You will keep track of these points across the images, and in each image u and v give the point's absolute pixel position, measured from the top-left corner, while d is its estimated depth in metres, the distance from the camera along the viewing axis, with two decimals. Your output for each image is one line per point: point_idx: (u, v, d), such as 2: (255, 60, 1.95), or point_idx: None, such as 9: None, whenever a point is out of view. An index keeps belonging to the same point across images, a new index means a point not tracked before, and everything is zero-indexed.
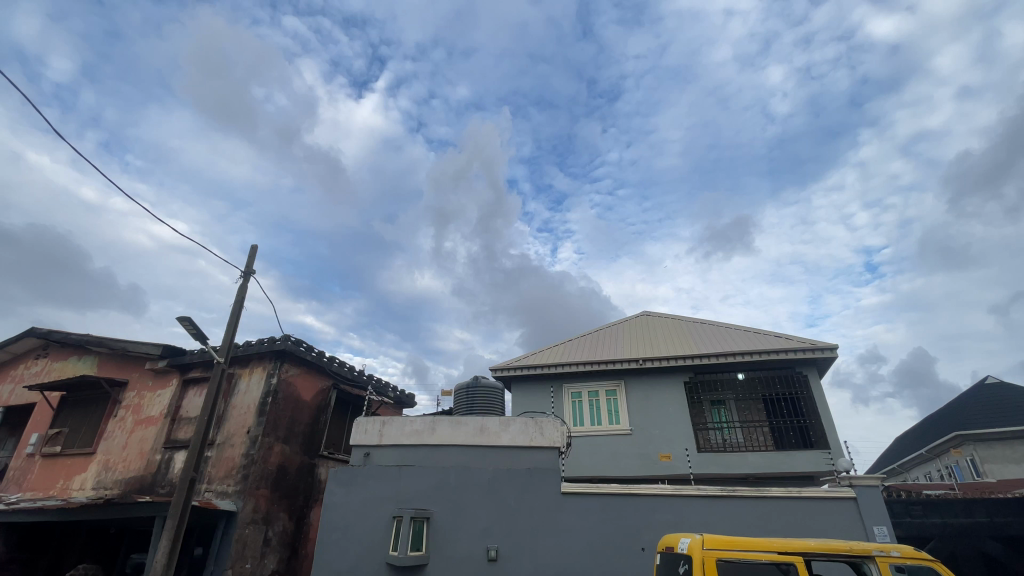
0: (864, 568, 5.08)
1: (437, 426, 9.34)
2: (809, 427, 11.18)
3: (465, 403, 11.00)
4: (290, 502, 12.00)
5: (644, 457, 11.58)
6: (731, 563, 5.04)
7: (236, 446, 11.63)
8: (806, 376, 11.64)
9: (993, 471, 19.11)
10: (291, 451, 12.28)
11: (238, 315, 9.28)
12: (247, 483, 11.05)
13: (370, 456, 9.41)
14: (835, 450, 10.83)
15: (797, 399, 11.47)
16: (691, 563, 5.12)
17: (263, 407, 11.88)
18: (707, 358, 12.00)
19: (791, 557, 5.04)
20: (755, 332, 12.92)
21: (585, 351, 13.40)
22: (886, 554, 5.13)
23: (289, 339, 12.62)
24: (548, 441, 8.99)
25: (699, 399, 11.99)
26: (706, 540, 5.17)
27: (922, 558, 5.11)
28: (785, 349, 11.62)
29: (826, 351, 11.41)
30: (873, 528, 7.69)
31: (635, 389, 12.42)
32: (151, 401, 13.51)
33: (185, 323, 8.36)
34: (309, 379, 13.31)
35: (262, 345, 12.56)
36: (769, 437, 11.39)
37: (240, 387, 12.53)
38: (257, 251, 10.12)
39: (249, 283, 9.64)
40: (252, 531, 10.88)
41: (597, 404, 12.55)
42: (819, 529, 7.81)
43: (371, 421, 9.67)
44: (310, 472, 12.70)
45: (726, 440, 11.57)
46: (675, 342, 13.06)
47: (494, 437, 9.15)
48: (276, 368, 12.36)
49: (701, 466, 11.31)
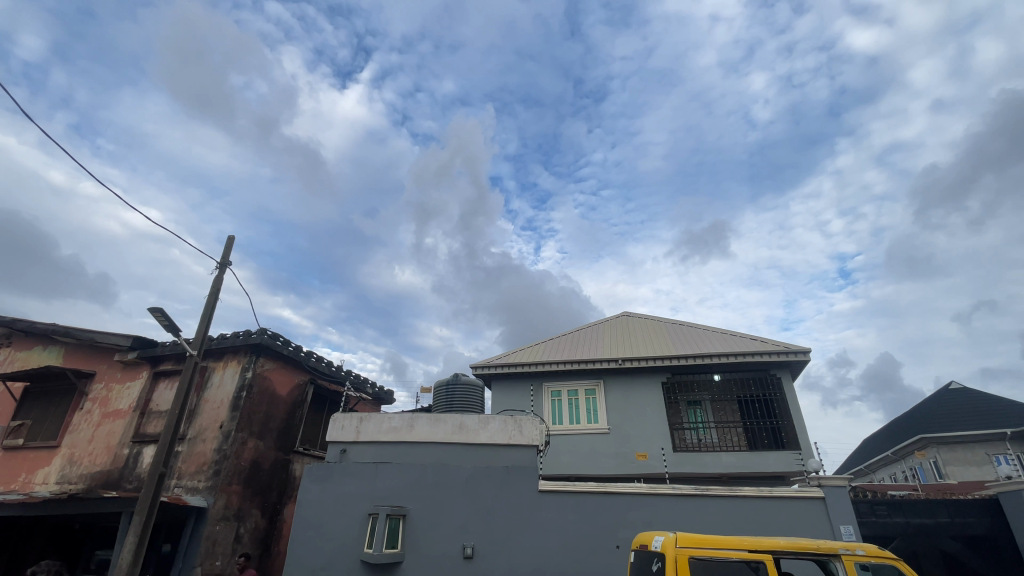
0: (830, 567, 5.23)
1: (415, 423, 9.32)
2: (782, 428, 11.43)
3: (445, 401, 10.92)
4: (263, 499, 11.79)
5: (621, 456, 11.70)
6: (703, 561, 5.13)
7: (208, 441, 11.39)
8: (779, 378, 11.91)
9: (955, 473, 19.90)
10: (265, 447, 12.07)
11: (214, 306, 9.07)
12: (219, 480, 10.83)
13: (346, 453, 9.30)
14: (805, 451, 11.10)
15: (772, 401, 11.71)
16: (664, 562, 5.20)
17: (237, 402, 11.64)
18: (685, 359, 12.17)
19: (761, 555, 5.16)
20: (731, 335, 13.15)
21: (566, 350, 13.47)
22: (852, 553, 5.28)
23: (265, 333, 12.38)
24: (526, 439, 9.00)
25: (676, 399, 12.16)
26: (679, 538, 5.27)
27: (886, 557, 5.28)
28: (760, 351, 11.86)
29: (800, 354, 11.68)
30: (839, 527, 7.90)
31: (614, 389, 12.53)
32: (119, 393, 13.12)
33: (157, 314, 8.13)
34: (285, 373, 13.09)
35: (237, 338, 12.28)
36: (742, 438, 11.62)
37: (213, 381, 12.26)
38: (234, 242, 9.89)
39: (225, 275, 9.41)
40: (223, 528, 10.68)
41: (576, 403, 12.64)
42: (789, 528, 7.99)
43: (348, 417, 9.56)
44: (284, 468, 12.50)
45: (701, 440, 11.75)
46: (654, 343, 13.23)
47: (473, 434, 9.14)
48: (251, 362, 12.12)
49: (676, 465, 11.48)
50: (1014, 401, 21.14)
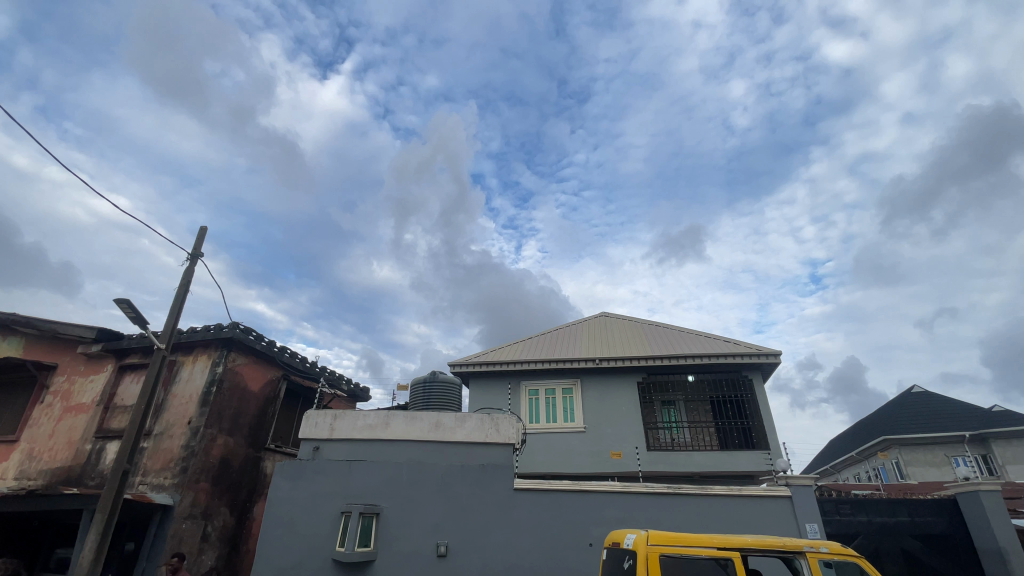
0: (795, 564, 5.39)
1: (391, 421, 9.24)
2: (753, 429, 11.70)
3: (421, 398, 10.85)
4: (232, 497, 11.53)
5: (596, 455, 11.82)
6: (673, 558, 5.22)
7: (175, 436, 11.08)
8: (751, 379, 12.18)
9: (915, 474, 20.69)
10: (235, 443, 11.80)
11: (184, 298, 8.82)
12: (186, 477, 10.55)
13: (319, 450, 9.17)
14: (774, 451, 11.38)
15: (743, 402, 11.97)
16: (635, 560, 5.28)
17: (206, 397, 11.35)
18: (660, 359, 12.37)
19: (729, 552, 5.27)
20: (705, 336, 13.41)
21: (544, 350, 13.53)
22: (816, 550, 5.44)
23: (237, 327, 12.10)
24: (502, 437, 9.01)
25: (650, 399, 12.33)
26: (651, 536, 5.35)
27: (848, 554, 5.46)
28: (733, 353, 12.12)
29: (771, 357, 11.97)
30: (805, 525, 8.14)
31: (591, 388, 12.65)
32: (82, 386, 12.67)
33: (123, 305, 7.87)
34: (257, 369, 12.80)
35: (208, 332, 11.97)
36: (714, 438, 11.84)
37: (182, 375, 11.93)
38: (207, 233, 9.63)
39: (196, 266, 9.16)
40: (189, 526, 10.41)
41: (553, 402, 12.71)
42: (757, 526, 8.19)
43: (322, 414, 9.42)
44: (255, 466, 12.25)
45: (674, 440, 11.94)
46: (631, 343, 13.41)
47: (449, 432, 9.10)
48: (222, 357, 11.81)
49: (650, 464, 11.64)
50: (970, 406, 22.16)
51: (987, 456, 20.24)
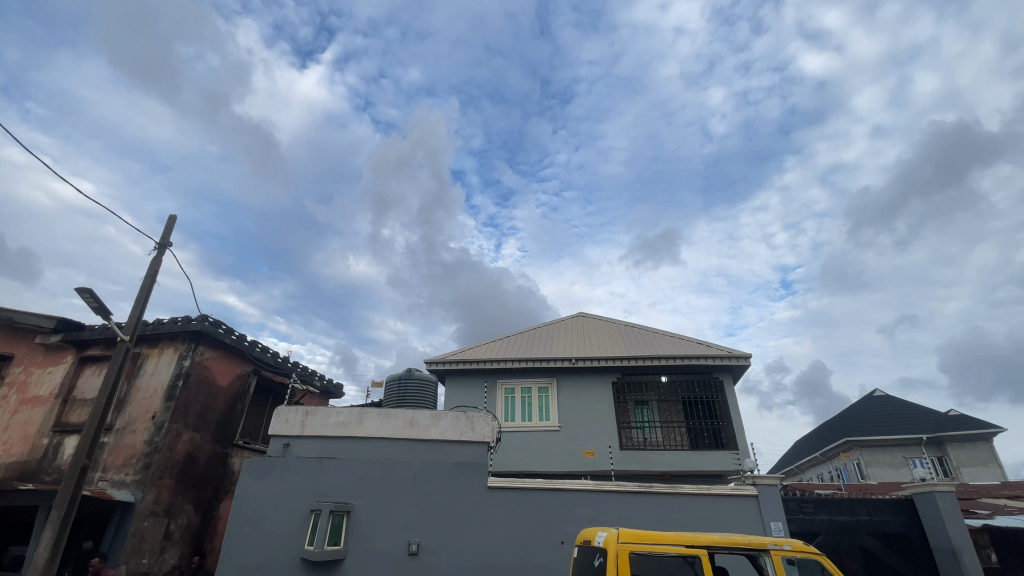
0: (759, 561, 5.55)
1: (364, 418, 9.13)
2: (722, 429, 11.96)
3: (396, 395, 10.76)
4: (197, 494, 11.24)
5: (569, 453, 11.93)
6: (643, 556, 5.32)
7: (138, 432, 10.74)
8: (721, 381, 12.45)
9: (875, 475, 21.51)
10: (201, 439, 11.49)
11: (150, 288, 8.54)
12: (149, 473, 10.23)
13: (289, 447, 9.01)
14: (742, 451, 11.66)
15: (713, 403, 12.22)
16: (606, 558, 5.35)
17: (172, 392, 11.02)
18: (635, 360, 12.55)
19: (696, 550, 5.40)
20: (679, 338, 13.66)
21: (520, 348, 13.59)
22: (780, 547, 5.60)
23: (206, 320, 11.78)
24: (477, 435, 9.01)
25: (624, 399, 12.50)
26: (622, 534, 5.43)
27: (810, 552, 5.64)
28: (705, 355, 12.39)
29: (741, 360, 12.27)
30: (770, 524, 8.38)
31: (566, 387, 12.75)
32: (40, 378, 12.16)
33: (84, 295, 7.57)
34: (226, 363, 12.48)
35: (175, 324, 11.62)
36: (685, 437, 12.06)
37: (147, 368, 11.56)
38: (176, 222, 9.35)
39: (164, 256, 8.88)
40: (151, 524, 10.11)
41: (529, 401, 12.77)
42: (724, 525, 8.39)
43: (293, 410, 9.25)
44: (222, 462, 11.96)
45: (647, 439, 12.12)
46: (607, 343, 13.56)
47: (424, 430, 9.05)
48: (189, 350, 11.49)
49: (622, 462, 11.80)
50: (927, 410, 23.16)
51: (942, 457, 21.17)
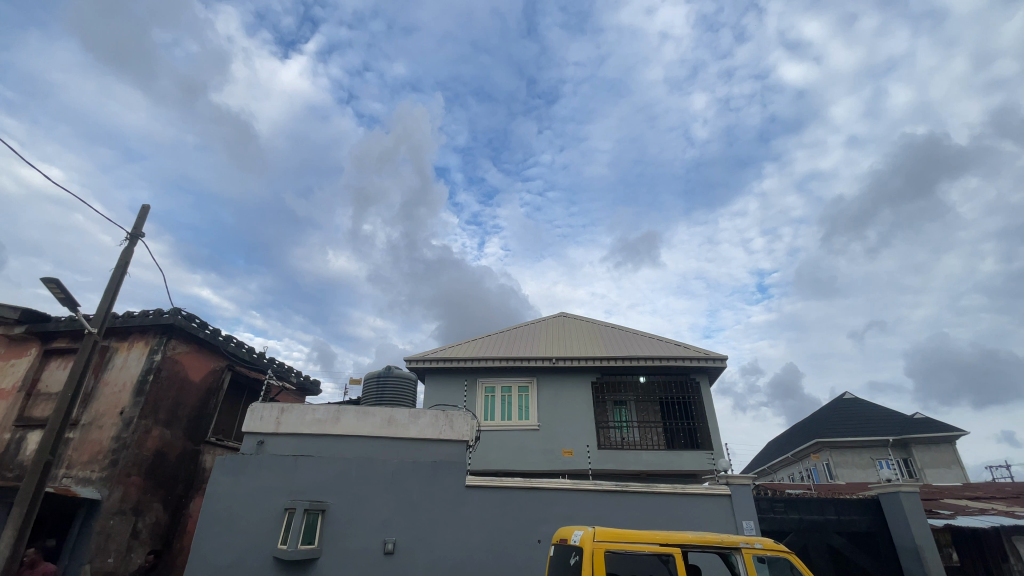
0: (731, 560, 5.66)
1: (341, 415, 9.03)
2: (698, 429, 12.15)
3: (375, 392, 10.66)
4: (166, 492, 10.96)
5: (548, 452, 12.00)
6: (618, 554, 5.39)
7: (105, 427, 10.42)
8: (698, 382, 12.66)
9: (843, 475, 22.17)
10: (172, 436, 11.21)
11: (120, 280, 8.29)
12: (116, 470, 9.93)
13: (263, 445, 8.86)
14: (716, 451, 11.87)
15: (690, 403, 12.42)
16: (582, 556, 5.40)
17: (142, 386, 10.73)
18: (614, 360, 12.68)
19: (671, 548, 5.49)
20: (658, 339, 13.85)
21: (501, 347, 13.61)
22: (751, 546, 5.73)
23: (179, 314, 11.48)
24: (456, 434, 8.98)
25: (603, 399, 12.62)
26: (598, 532, 5.49)
27: (780, 550, 5.77)
28: (683, 356, 12.59)
29: (717, 361, 12.50)
30: (742, 522, 8.55)
31: (547, 386, 12.81)
32: (2, 371, 11.70)
33: (50, 285, 7.32)
34: (199, 358, 12.20)
35: (146, 317, 11.30)
36: (662, 437, 12.23)
37: (116, 362, 11.23)
38: (149, 212, 9.10)
39: (136, 247, 8.63)
40: (118, 523, 9.82)
41: (509, 400, 12.80)
42: (698, 523, 8.54)
43: (268, 407, 9.10)
44: (193, 460, 11.68)
45: (624, 439, 12.25)
46: (587, 343, 13.68)
47: (402, 428, 9.00)
48: (160, 345, 11.19)
49: (600, 462, 11.91)
50: (893, 413, 23.94)
51: (907, 459, 21.89)
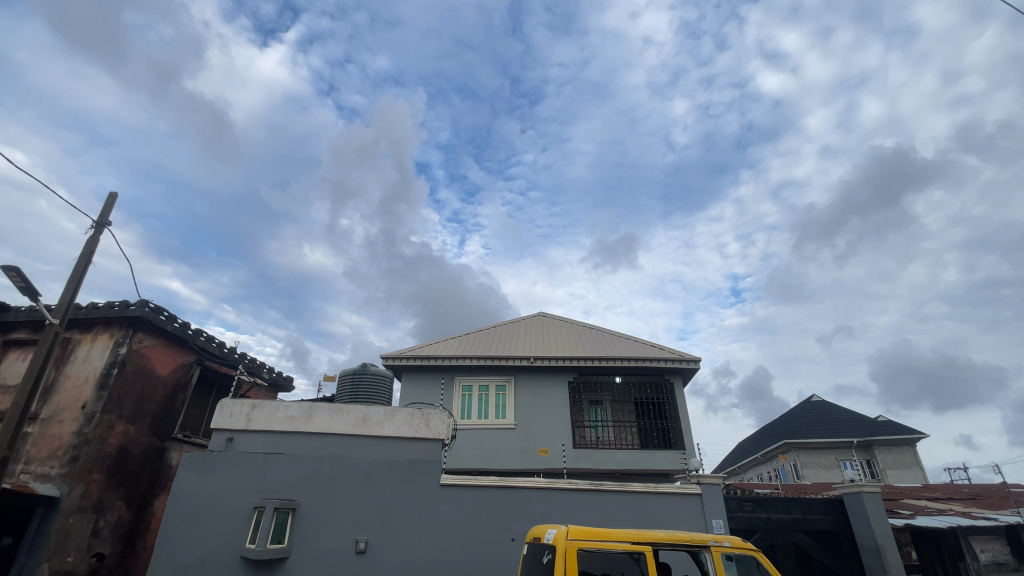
0: (701, 558, 5.79)
1: (314, 413, 8.89)
2: (671, 430, 12.35)
3: (349, 390, 10.53)
4: (130, 489, 10.63)
5: (523, 451, 12.04)
6: (591, 553, 5.45)
7: (66, 422, 10.04)
8: (672, 383, 12.87)
9: (809, 475, 22.86)
10: (136, 432, 10.87)
11: (84, 270, 7.99)
12: (76, 467, 9.58)
13: (232, 442, 8.66)
14: (688, 451, 12.08)
15: (664, 404, 12.61)
16: (555, 555, 5.45)
17: (106, 380, 10.37)
18: (591, 360, 12.81)
19: (642, 547, 5.57)
20: (634, 340, 14.04)
21: (479, 346, 13.60)
22: (719, 544, 5.87)
23: (146, 306, 11.13)
24: (432, 432, 8.94)
25: (579, 399, 12.73)
26: (571, 531, 5.54)
27: (747, 548, 5.92)
28: (658, 358, 12.80)
29: (691, 363, 12.76)
30: (712, 521, 8.74)
31: (524, 386, 12.85)
32: None
33: (10, 273, 7.02)
34: (167, 352, 11.85)
35: (111, 309, 10.93)
36: (636, 437, 12.39)
37: (78, 355, 10.82)
38: (116, 200, 8.80)
39: (102, 236, 8.34)
40: (78, 521, 9.48)
41: (486, 398, 12.80)
42: (669, 521, 8.68)
43: (238, 404, 8.90)
44: (158, 457, 11.34)
45: (599, 438, 12.39)
46: (565, 343, 13.78)
47: (377, 426, 8.91)
48: (126, 337, 10.83)
49: (574, 460, 12.01)
50: (858, 416, 24.78)
51: (870, 460, 22.68)
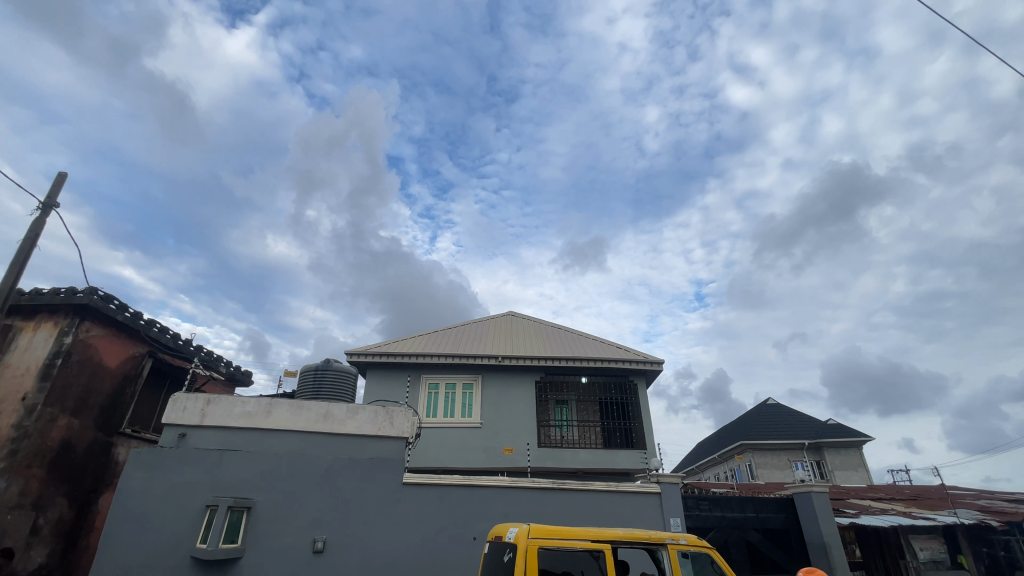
0: (658, 555, 5.93)
1: (273, 409, 8.66)
2: (633, 429, 12.60)
3: (311, 386, 10.28)
4: (72, 486, 10.08)
5: (488, 450, 12.05)
6: (551, 550, 5.51)
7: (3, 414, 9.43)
8: (636, 384, 13.12)
9: (762, 475, 23.78)
10: (81, 426, 10.31)
11: (28, 252, 7.52)
12: (14, 462, 9.02)
13: (185, 438, 8.34)
14: (649, 451, 12.35)
15: (627, 404, 12.85)
16: (516, 553, 5.48)
17: (48, 371, 9.79)
18: (558, 360, 12.93)
19: (601, 545, 5.67)
20: (600, 341, 14.25)
21: (447, 343, 13.53)
22: (676, 542, 6.03)
23: (95, 294, 10.56)
24: (396, 431, 8.83)
25: (545, 398, 12.84)
26: (532, 530, 5.58)
27: (702, 546, 6.10)
28: (623, 359, 13.03)
29: (654, 365, 13.05)
30: (670, 519, 8.98)
31: (491, 384, 12.85)
32: None
33: None
34: (117, 343, 11.27)
35: (55, 296, 10.32)
36: (600, 436, 12.58)
37: (18, 343, 10.17)
38: (65, 180, 8.33)
39: (48, 217, 7.88)
40: (15, 518, 8.94)
41: (452, 397, 12.75)
42: (629, 519, 8.86)
43: (192, 398, 8.56)
44: (104, 452, 10.79)
45: (564, 437, 12.53)
46: (532, 343, 13.85)
47: (339, 424, 8.74)
48: (72, 326, 10.25)
49: (539, 459, 12.10)
50: (810, 419, 25.91)
51: (819, 461, 23.76)
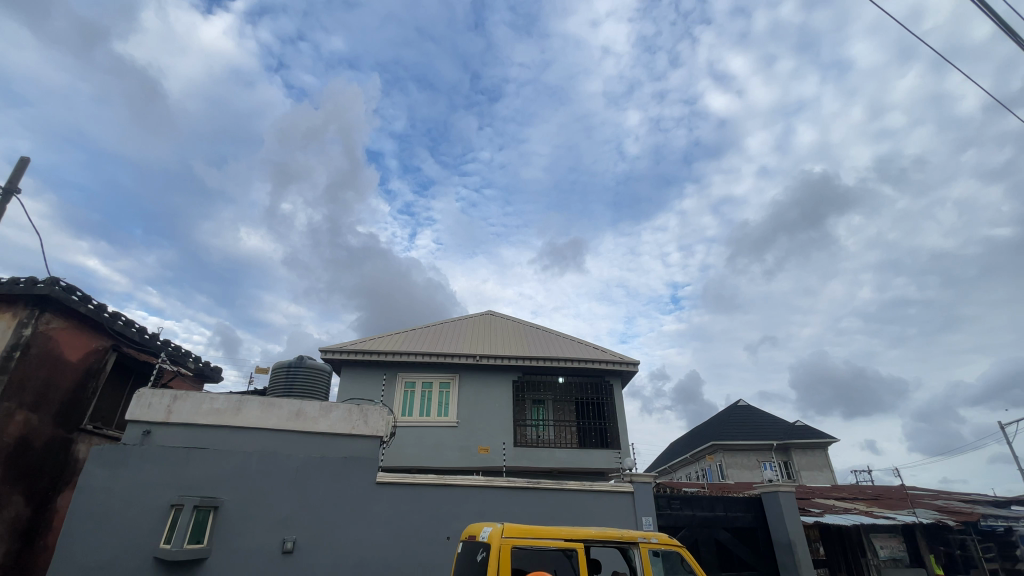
0: (629, 554, 6.00)
1: (244, 406, 8.46)
2: (608, 429, 12.73)
3: (284, 383, 10.09)
4: (29, 484, 9.66)
5: (464, 449, 12.02)
6: (524, 550, 5.53)
7: None
8: (612, 384, 13.26)
9: (732, 475, 24.33)
10: (40, 422, 9.89)
11: None
12: None
13: (150, 435, 8.08)
14: (623, 450, 12.48)
15: (603, 405, 12.98)
16: (488, 552, 5.48)
17: (4, 364, 9.36)
18: (535, 360, 12.98)
19: (574, 544, 5.71)
20: (577, 342, 14.37)
21: (425, 342, 13.44)
22: (648, 540, 6.12)
23: (57, 285, 10.15)
24: (369, 429, 8.73)
25: (522, 398, 12.87)
26: (505, 529, 5.58)
27: (672, 545, 6.20)
28: (599, 359, 13.16)
29: (629, 365, 13.21)
30: (641, 518, 9.10)
31: (468, 383, 12.82)
32: None
33: None
34: (79, 336, 10.84)
35: (14, 286, 9.82)
36: (575, 436, 12.68)
37: None
38: (29, 165, 8.06)
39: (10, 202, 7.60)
40: None
41: (428, 396, 12.68)
42: (601, 518, 8.95)
43: (158, 395, 8.30)
44: (64, 449, 10.37)
45: (539, 436, 12.59)
46: (510, 342, 13.87)
47: (311, 422, 8.58)
48: (31, 318, 9.82)
49: (514, 458, 12.12)
50: (778, 420, 26.62)
51: (787, 462, 24.42)
